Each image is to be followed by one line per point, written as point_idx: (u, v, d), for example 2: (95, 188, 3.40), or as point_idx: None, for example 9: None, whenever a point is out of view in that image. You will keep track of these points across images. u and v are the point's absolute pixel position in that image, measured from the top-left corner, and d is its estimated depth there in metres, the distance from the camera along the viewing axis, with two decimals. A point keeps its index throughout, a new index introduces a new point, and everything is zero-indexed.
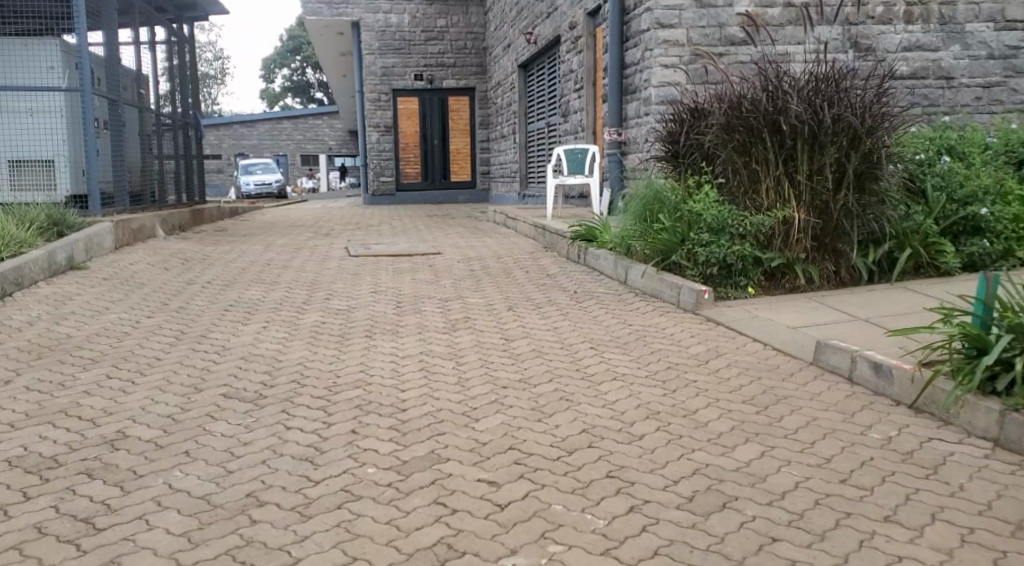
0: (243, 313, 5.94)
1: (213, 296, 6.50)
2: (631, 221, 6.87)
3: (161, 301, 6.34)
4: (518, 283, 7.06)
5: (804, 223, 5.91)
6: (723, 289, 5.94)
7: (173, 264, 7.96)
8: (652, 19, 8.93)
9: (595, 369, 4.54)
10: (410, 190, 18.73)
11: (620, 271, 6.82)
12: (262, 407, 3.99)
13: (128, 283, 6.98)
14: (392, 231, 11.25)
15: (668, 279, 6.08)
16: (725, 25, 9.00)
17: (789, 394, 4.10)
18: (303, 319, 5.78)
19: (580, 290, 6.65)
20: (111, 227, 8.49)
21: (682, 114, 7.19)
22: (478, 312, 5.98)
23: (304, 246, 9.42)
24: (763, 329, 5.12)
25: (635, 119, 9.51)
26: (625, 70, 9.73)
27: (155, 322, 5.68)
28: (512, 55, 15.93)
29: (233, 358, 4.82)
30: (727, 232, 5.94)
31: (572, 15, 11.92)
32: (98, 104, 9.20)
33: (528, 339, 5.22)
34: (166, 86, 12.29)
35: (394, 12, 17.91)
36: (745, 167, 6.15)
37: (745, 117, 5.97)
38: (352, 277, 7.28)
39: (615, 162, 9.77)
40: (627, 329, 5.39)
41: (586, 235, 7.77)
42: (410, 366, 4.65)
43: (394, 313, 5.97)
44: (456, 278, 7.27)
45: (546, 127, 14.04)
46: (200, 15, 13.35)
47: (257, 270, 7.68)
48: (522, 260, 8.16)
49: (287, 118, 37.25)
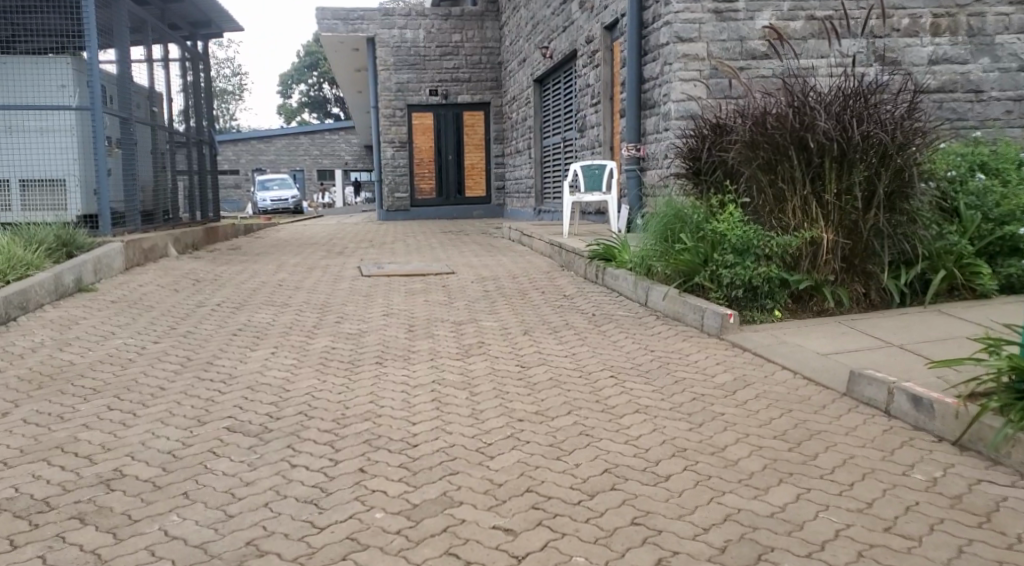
0: (251, 338, 5.76)
1: (222, 320, 6.34)
2: (651, 240, 6.67)
3: (168, 325, 6.17)
4: (534, 305, 6.86)
5: (833, 243, 5.72)
6: (748, 312, 5.73)
7: (183, 285, 7.81)
8: (671, 33, 8.75)
9: (616, 400, 4.33)
10: (425, 206, 18.61)
11: (640, 292, 6.61)
12: (267, 442, 3.80)
13: (136, 306, 6.83)
14: (407, 248, 11.09)
15: (692, 301, 5.86)
16: (746, 39, 8.82)
17: (823, 428, 3.86)
18: (312, 344, 5.60)
19: (599, 312, 6.44)
20: (122, 248, 8.37)
21: (703, 130, 6.99)
22: (493, 336, 5.78)
23: (317, 265, 9.25)
24: (792, 356, 4.89)
25: (654, 134, 9.31)
26: (644, 85, 9.54)
27: (160, 348, 5.51)
28: (528, 70, 15.81)
29: (238, 386, 4.64)
30: (752, 253, 5.73)
31: (589, 29, 11.76)
32: (108, 122, 9.09)
33: (545, 366, 5.01)
34: (181, 103, 12.21)
35: (409, 28, 17.81)
36: (770, 186, 5.95)
37: (770, 134, 5.79)
38: (364, 299, 7.11)
39: (634, 179, 9.56)
40: (648, 356, 5.18)
41: (604, 255, 7.58)
42: (422, 396, 4.45)
43: (406, 337, 5.78)
44: (471, 300, 7.08)
45: (562, 142, 13.87)
46: (214, 32, 13.27)
47: (268, 291, 7.51)
48: (538, 280, 7.97)
49: (304, 134, 37.32)
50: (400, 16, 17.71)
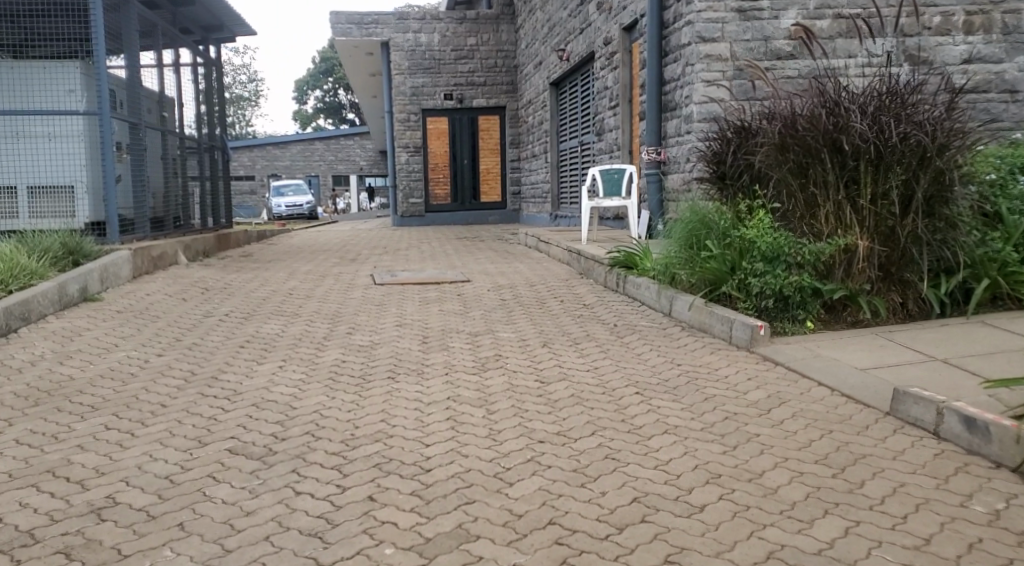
0: (259, 351, 5.53)
1: (230, 331, 6.11)
2: (674, 247, 6.41)
3: (174, 337, 5.95)
4: (553, 314, 6.60)
5: (868, 250, 5.46)
6: (779, 323, 5.45)
7: (192, 294, 7.61)
8: (693, 33, 8.49)
9: (643, 420, 4.07)
10: (440, 211, 18.39)
11: (664, 302, 6.34)
12: (271, 466, 3.56)
13: (142, 316, 6.62)
14: (421, 255, 10.86)
15: (719, 311, 5.59)
16: (771, 39, 8.54)
17: (868, 452, 3.58)
18: (322, 357, 5.36)
19: (621, 323, 6.17)
20: (129, 255, 8.18)
21: (728, 133, 6.73)
22: (511, 349, 5.52)
23: (329, 273, 9.04)
24: (829, 372, 4.61)
25: (675, 137, 9.04)
26: (664, 87, 9.27)
27: (164, 362, 5.29)
28: (544, 73, 15.57)
29: (242, 404, 4.40)
30: (782, 261, 5.49)
31: (607, 30, 11.49)
32: (117, 127, 8.91)
33: (566, 381, 4.74)
34: (193, 108, 12.03)
35: (423, 31, 17.60)
36: (802, 190, 5.69)
37: (801, 136, 5.53)
38: (377, 309, 6.86)
39: (655, 183, 9.30)
40: (675, 371, 4.91)
41: (625, 262, 7.31)
42: (436, 415, 4.20)
43: (420, 350, 5.53)
44: (487, 309, 6.82)
45: (579, 146, 13.61)
46: (227, 36, 13.09)
47: (278, 300, 7.29)
48: (556, 288, 7.70)
49: (319, 139, 37.22)
50: (415, 20, 17.51)
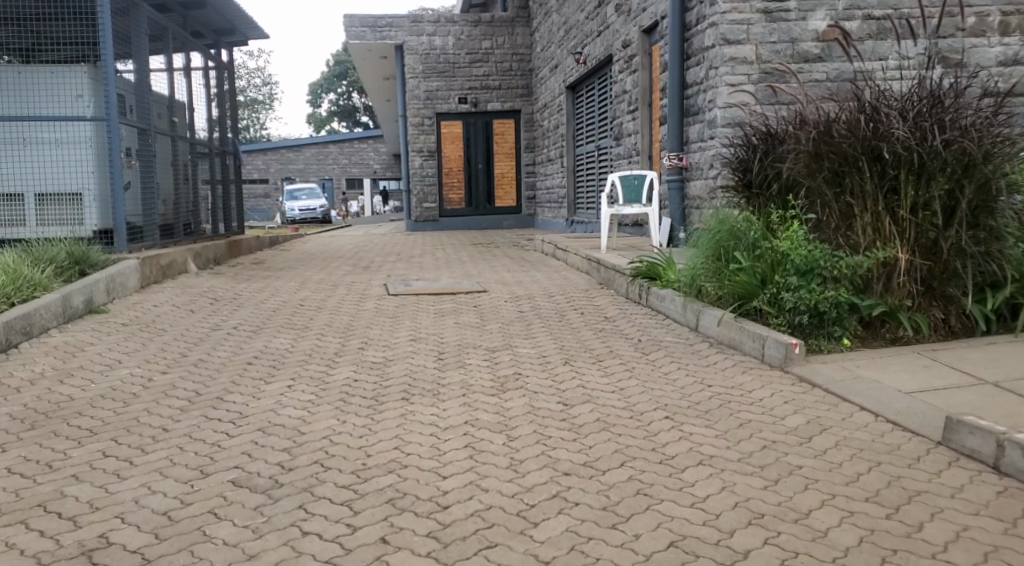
0: (267, 368, 5.29)
1: (237, 346, 5.88)
2: (701, 258, 6.14)
3: (179, 352, 5.72)
4: (574, 328, 6.33)
5: (909, 264, 5.18)
6: (814, 340, 5.17)
7: (200, 305, 7.39)
8: (717, 35, 8.21)
9: (675, 449, 3.80)
10: (454, 216, 18.15)
11: (689, 315, 6.06)
12: (277, 502, 3.31)
13: (148, 329, 6.40)
14: (435, 263, 10.61)
15: (750, 327, 5.31)
16: (798, 41, 8.25)
17: (923, 488, 3.30)
18: (333, 375, 5.12)
19: (645, 338, 5.90)
20: (137, 265, 7.98)
21: (753, 139, 6.45)
22: (531, 366, 5.26)
23: (342, 282, 8.81)
24: (871, 395, 4.33)
25: (697, 143, 8.76)
26: (686, 90, 8.98)
27: (168, 380, 5.05)
28: (560, 76, 15.31)
29: (248, 428, 4.16)
30: (817, 274, 5.21)
31: (626, 33, 11.23)
32: (126, 134, 8.74)
33: (591, 404, 4.47)
34: (204, 113, 11.83)
35: (438, 35, 17.38)
36: (837, 200, 5.42)
37: (836, 144, 5.28)
38: (390, 321, 6.62)
39: (676, 190, 9.02)
40: (706, 393, 4.64)
41: (648, 273, 7.03)
42: (453, 441, 3.95)
43: (435, 367, 5.28)
44: (505, 322, 6.56)
45: (596, 151, 13.35)
46: (239, 40, 12.91)
47: (288, 312, 7.06)
48: (576, 299, 7.43)
49: (333, 143, 37.13)
50: (429, 23, 17.30)
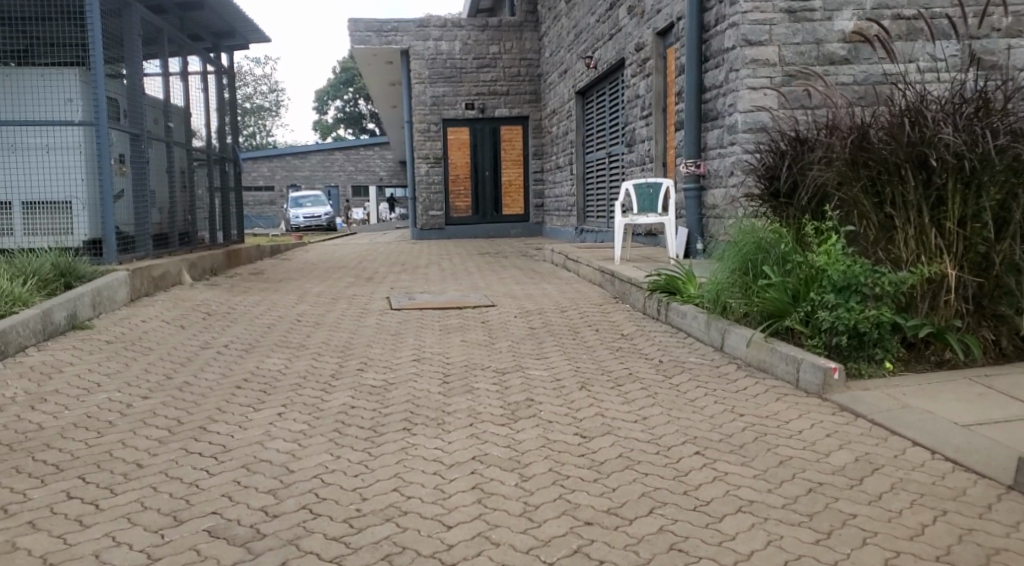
0: (258, 393, 4.88)
1: (227, 368, 5.46)
2: (725, 272, 5.70)
3: (164, 375, 5.31)
4: (588, 347, 5.91)
5: (957, 280, 4.74)
6: (854, 364, 4.74)
7: (192, 321, 6.98)
8: (737, 36, 7.80)
9: (709, 493, 3.38)
10: (460, 224, 17.75)
11: (714, 334, 5.63)
12: (259, 558, 2.91)
13: (133, 347, 5.99)
14: (441, 274, 10.20)
15: (783, 350, 4.89)
16: (823, 42, 7.82)
17: (998, 545, 2.89)
18: (327, 401, 4.70)
19: (667, 359, 5.47)
20: (127, 277, 7.58)
21: (781, 145, 6.01)
22: (544, 391, 4.83)
23: (343, 295, 8.39)
24: (923, 427, 3.90)
25: (716, 149, 8.33)
26: (704, 94, 8.54)
27: (148, 407, 4.64)
28: (569, 81, 14.91)
29: (231, 465, 3.74)
30: (856, 292, 4.79)
31: (639, 35, 10.81)
32: (116, 139, 8.35)
33: (612, 436, 4.04)
34: (203, 118, 11.44)
35: (445, 39, 17.02)
36: (877, 211, 4.99)
37: (876, 151, 4.86)
38: (393, 339, 6.20)
39: (694, 198, 8.59)
40: (738, 424, 4.21)
41: (666, 287, 6.59)
42: (459, 482, 3.53)
43: (440, 392, 4.85)
44: (514, 340, 6.14)
45: (607, 157, 12.94)
46: (240, 44, 12.53)
47: (284, 329, 6.64)
48: (590, 314, 7.00)
49: (339, 150, 36.81)
50: (436, 27, 16.95)
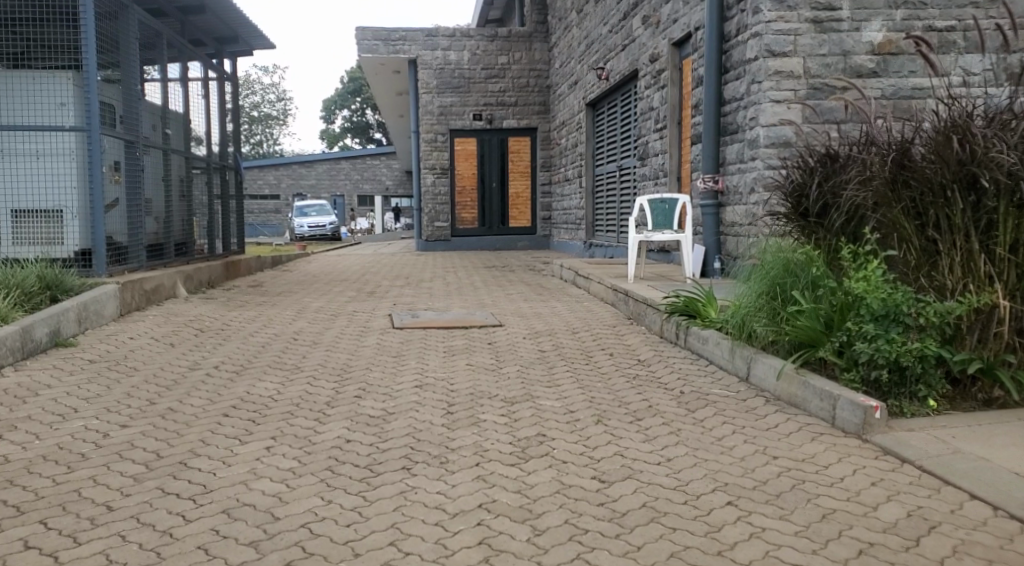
0: (247, 423, 4.50)
1: (216, 392, 5.10)
2: (751, 297, 5.32)
3: (146, 400, 4.94)
4: (603, 374, 5.53)
5: (1009, 311, 4.35)
6: (895, 401, 4.36)
7: (183, 338, 6.62)
8: (760, 46, 7.44)
9: (745, 555, 3.01)
10: (466, 236, 17.40)
11: (740, 364, 5.25)
12: None
13: (117, 368, 5.63)
14: (446, 289, 9.82)
15: (817, 385, 4.51)
16: (850, 53, 7.46)
17: None
18: (320, 434, 4.32)
19: (689, 391, 5.09)
20: (116, 290, 7.24)
21: (811, 162, 5.63)
22: (556, 426, 4.44)
23: (343, 311, 8.02)
24: (980, 477, 3.52)
25: (736, 164, 7.96)
26: (723, 107, 8.17)
27: (126, 437, 4.27)
28: (579, 92, 14.56)
29: (211, 510, 3.38)
30: (897, 322, 4.41)
31: (654, 45, 10.45)
32: (110, 145, 8.03)
33: (633, 482, 3.67)
34: (204, 125, 11.09)
35: (453, 49, 16.73)
36: (920, 234, 4.60)
37: (920, 169, 4.49)
38: (393, 362, 5.83)
39: (712, 215, 8.22)
40: (772, 469, 3.83)
41: (685, 310, 6.21)
42: (465, 536, 3.16)
43: (443, 424, 4.46)
44: (523, 365, 5.75)
45: (618, 170, 12.58)
46: (243, 50, 12.23)
47: (278, 349, 6.27)
48: (603, 336, 6.62)
49: (345, 159, 36.56)
50: (444, 37, 16.66)
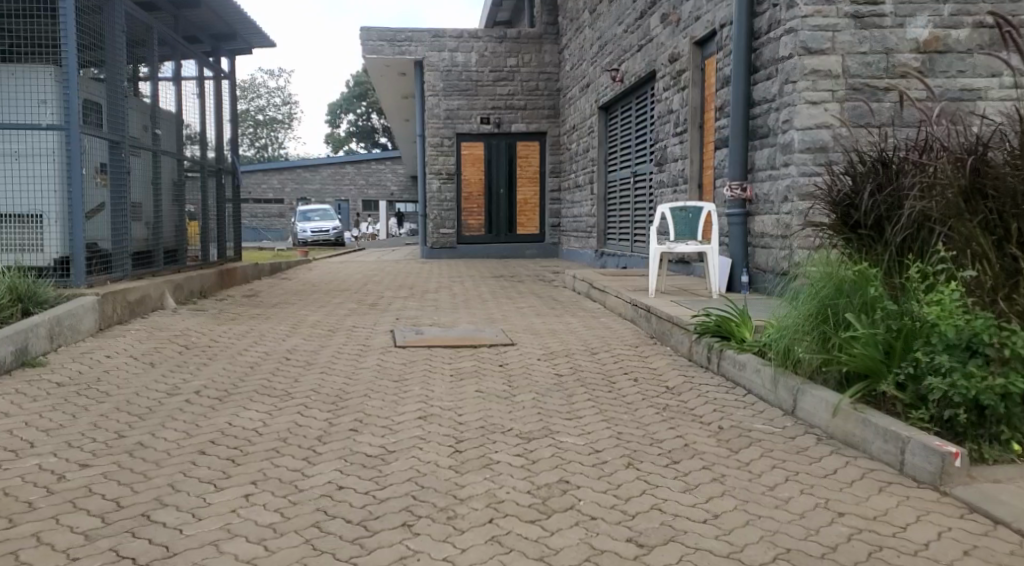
0: (224, 464, 3.90)
1: (194, 423, 4.53)
2: (796, 318, 4.72)
3: (113, 432, 4.35)
4: (628, 403, 4.95)
5: None
6: (974, 445, 3.77)
7: (164, 357, 6.04)
8: (795, 43, 6.86)
9: None
10: (472, 243, 16.81)
11: (786, 395, 4.66)
12: None
13: (87, 392, 5.05)
14: (452, 301, 9.24)
15: (881, 423, 3.93)
16: (893, 51, 6.88)
17: None
18: (307, 479, 3.73)
19: (729, 425, 4.50)
20: (95, 302, 6.68)
21: (863, 168, 5.05)
22: (581, 470, 3.85)
23: (341, 326, 7.43)
24: None
25: (766, 170, 7.37)
26: (752, 109, 7.58)
27: (83, 481, 3.68)
28: (591, 96, 14.00)
29: None
30: (976, 353, 3.83)
31: (675, 44, 9.88)
32: (93, 146, 7.46)
33: (678, 548, 3.11)
34: (199, 125, 10.52)
35: (461, 50, 16.20)
36: (1001, 251, 4.01)
37: (1001, 176, 3.94)
38: (395, 387, 5.25)
39: (739, 225, 7.62)
40: (840, 530, 3.25)
41: (717, 331, 5.62)
42: None
43: (451, 466, 3.88)
44: (539, 392, 5.16)
45: (632, 176, 12.00)
46: (242, 48, 11.70)
47: (268, 370, 5.69)
48: (625, 358, 6.03)
49: (350, 163, 36.04)
50: (452, 38, 16.15)
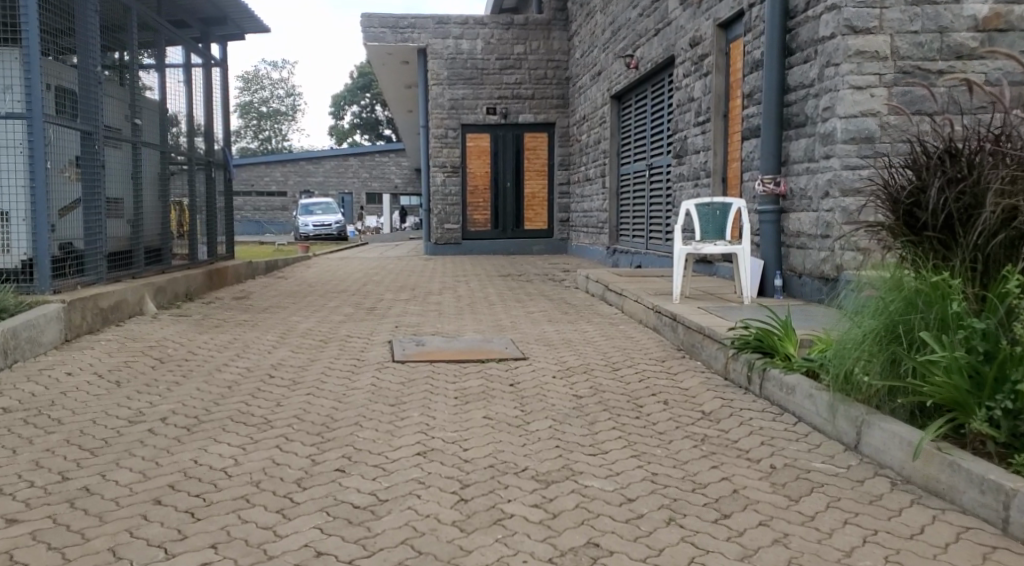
0: (180, 519, 3.22)
1: (154, 460, 3.85)
2: (858, 336, 4.03)
3: (56, 473, 3.68)
4: (661, 433, 4.27)
5: None
6: None
7: (134, 374, 5.37)
8: (838, 21, 6.16)
9: None
10: (478, 239, 16.09)
11: (849, 427, 3.97)
12: None
13: (37, 420, 4.38)
14: (458, 305, 8.55)
15: (976, 468, 3.24)
16: (949, 30, 6.16)
17: None
18: (279, 542, 3.05)
19: (782, 463, 3.82)
20: (60, 310, 6.01)
21: None
22: (613, 527, 3.17)
23: (335, 336, 6.74)
24: None
25: (804, 162, 6.67)
26: (787, 95, 6.86)
27: (5, 545, 3.02)
28: (603, 84, 13.31)
29: None
30: None
31: (695, 27, 9.18)
32: (61, 136, 6.76)
33: None
34: (186, 115, 9.80)
35: (466, 37, 15.52)
36: None
37: None
38: (391, 413, 4.57)
39: (772, 223, 6.92)
40: None
41: (758, 346, 4.93)
42: None
43: (455, 523, 3.20)
44: (557, 419, 4.47)
45: (647, 168, 11.30)
46: (235, 34, 11.02)
47: (248, 391, 5.01)
48: (651, 376, 5.34)
49: (354, 155, 35.36)
50: (456, 24, 15.44)
